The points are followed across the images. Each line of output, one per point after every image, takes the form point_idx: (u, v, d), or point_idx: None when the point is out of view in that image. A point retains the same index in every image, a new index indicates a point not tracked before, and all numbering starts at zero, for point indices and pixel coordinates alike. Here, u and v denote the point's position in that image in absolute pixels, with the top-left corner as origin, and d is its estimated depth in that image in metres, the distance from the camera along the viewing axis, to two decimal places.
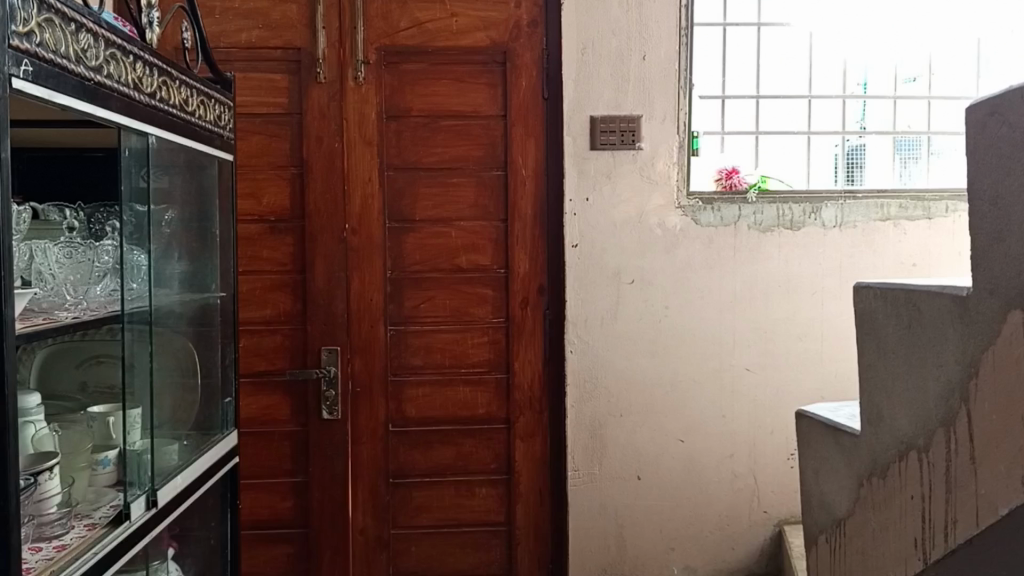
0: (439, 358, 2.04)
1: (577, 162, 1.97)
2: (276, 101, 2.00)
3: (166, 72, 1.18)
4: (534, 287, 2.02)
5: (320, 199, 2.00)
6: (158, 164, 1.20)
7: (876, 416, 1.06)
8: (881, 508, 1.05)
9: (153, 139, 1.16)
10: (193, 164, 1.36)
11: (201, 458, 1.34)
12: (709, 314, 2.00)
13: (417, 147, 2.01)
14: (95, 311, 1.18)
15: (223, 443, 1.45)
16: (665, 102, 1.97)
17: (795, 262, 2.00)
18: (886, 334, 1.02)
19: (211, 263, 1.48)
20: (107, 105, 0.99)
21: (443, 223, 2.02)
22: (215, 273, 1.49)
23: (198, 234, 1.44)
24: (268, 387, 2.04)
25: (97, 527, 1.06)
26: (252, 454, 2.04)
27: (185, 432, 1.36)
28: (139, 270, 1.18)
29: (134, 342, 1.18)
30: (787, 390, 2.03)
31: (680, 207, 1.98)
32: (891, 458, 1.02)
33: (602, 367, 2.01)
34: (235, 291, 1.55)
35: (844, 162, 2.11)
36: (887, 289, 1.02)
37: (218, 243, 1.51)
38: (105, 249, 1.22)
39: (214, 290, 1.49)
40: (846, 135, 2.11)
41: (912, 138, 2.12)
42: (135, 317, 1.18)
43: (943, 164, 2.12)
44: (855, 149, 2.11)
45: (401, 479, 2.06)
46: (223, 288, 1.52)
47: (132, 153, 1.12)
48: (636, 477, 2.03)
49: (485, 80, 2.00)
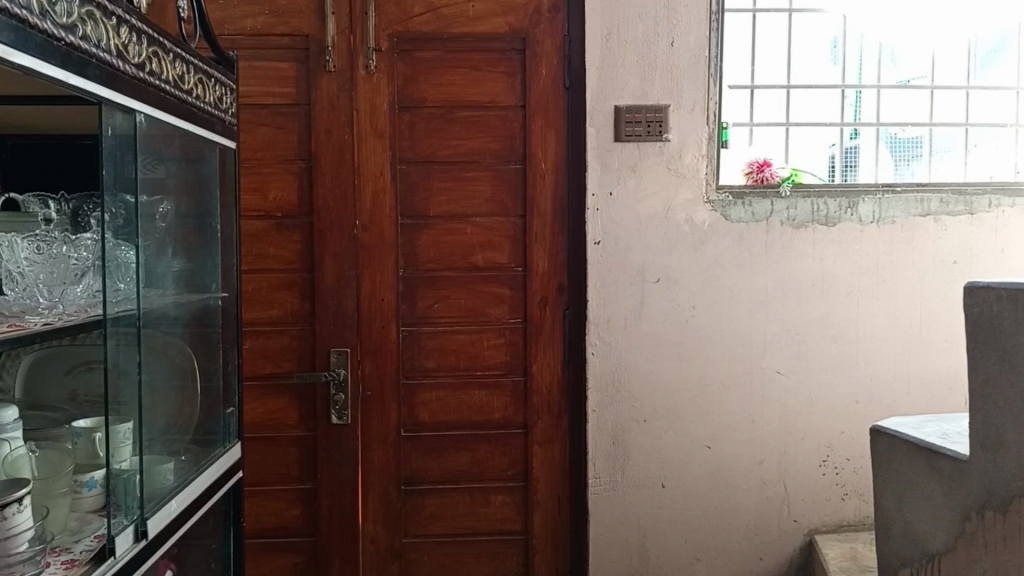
0: (453, 360, 1.95)
1: (600, 155, 1.86)
2: (283, 91, 1.91)
3: (158, 43, 1.08)
4: (554, 286, 1.92)
5: (330, 194, 1.91)
6: (147, 152, 1.12)
7: (995, 440, 1.08)
8: (999, 549, 1.08)
9: (140, 118, 1.06)
10: (189, 150, 1.27)
11: (201, 475, 1.26)
12: (738, 314, 1.89)
13: (431, 140, 1.91)
14: (77, 315, 1.07)
15: (225, 456, 1.36)
16: (693, 91, 1.87)
17: (830, 260, 1.89)
18: (1014, 345, 1.04)
19: (213, 261, 1.39)
20: (83, 72, 0.89)
21: (459, 219, 1.93)
22: (216, 271, 1.40)
23: (195, 229, 1.36)
24: (274, 390, 1.95)
25: (77, 565, 0.97)
26: (257, 459, 1.96)
27: (181, 446, 1.28)
28: (127, 267, 1.09)
29: (121, 348, 1.09)
30: (822, 394, 1.91)
31: (708, 202, 1.88)
32: (1013, 491, 1.05)
33: (625, 369, 1.90)
34: (238, 290, 1.45)
35: (840, 163, 2.00)
36: (1019, 292, 1.03)
37: (218, 240, 1.41)
38: (87, 244, 1.14)
39: (215, 290, 1.40)
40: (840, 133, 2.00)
41: (909, 138, 2.01)
42: (122, 320, 1.09)
43: (943, 164, 2.01)
44: (850, 150, 2.00)
45: (413, 487, 1.97)
46: (223, 288, 1.42)
47: (116, 134, 1.02)
48: (660, 485, 1.92)
49: (503, 69, 1.91)
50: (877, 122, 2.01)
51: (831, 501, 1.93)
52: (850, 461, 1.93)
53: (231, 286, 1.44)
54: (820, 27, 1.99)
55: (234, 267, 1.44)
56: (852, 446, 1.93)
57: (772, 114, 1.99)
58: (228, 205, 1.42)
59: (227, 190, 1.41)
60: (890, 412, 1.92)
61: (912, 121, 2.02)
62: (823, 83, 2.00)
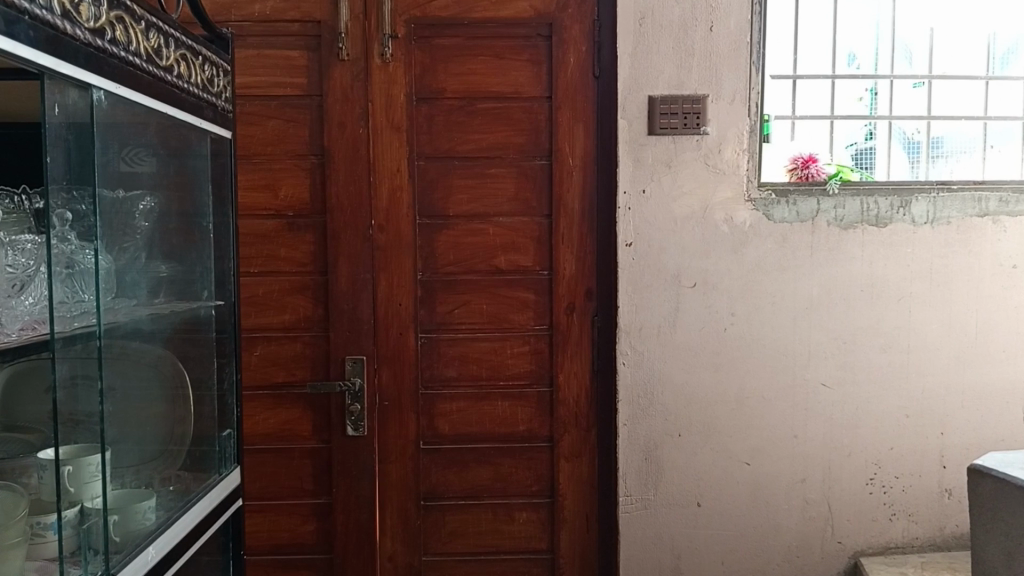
0: (474, 369, 1.84)
1: (632, 150, 1.74)
2: (293, 82, 1.81)
3: (123, 8, 0.92)
4: (581, 291, 1.81)
5: (344, 192, 1.81)
6: (108, 140, 0.97)
7: None
8: None
9: (101, 94, 0.90)
10: (171, 137, 1.13)
11: (187, 513, 1.11)
12: (780, 322, 1.76)
13: (451, 134, 1.80)
14: (19, 337, 0.93)
15: (221, 486, 1.24)
16: (734, 79, 1.73)
17: (880, 264, 1.75)
18: None
19: (206, 267, 1.27)
20: (9, 31, 0.71)
21: (480, 219, 1.82)
22: (210, 276, 1.27)
23: (183, 230, 1.23)
24: (286, 400, 1.86)
25: None
26: (270, 472, 1.87)
27: (171, 472, 1.19)
28: (89, 275, 0.95)
29: (82, 366, 0.94)
30: (871, 408, 1.78)
31: (749, 201, 1.75)
32: None
33: (658, 381, 1.78)
34: (235, 299, 1.30)
35: (887, 158, 1.85)
36: None
37: (212, 239, 1.27)
38: (26, 247, 0.98)
39: (208, 298, 1.27)
40: (887, 127, 1.85)
41: (955, 135, 1.86)
42: (79, 337, 0.93)
43: (999, 159, 1.87)
44: (895, 144, 1.85)
45: (433, 502, 1.86)
46: (219, 296, 1.28)
47: (64, 114, 0.87)
48: (695, 504, 1.80)
49: (527, 57, 1.78)
50: (927, 114, 1.85)
51: (878, 521, 1.80)
52: (899, 479, 1.79)
53: (228, 294, 1.29)
54: (865, 11, 1.85)
55: (231, 271, 1.29)
56: (901, 463, 1.79)
57: (816, 105, 1.84)
58: (224, 203, 1.28)
59: (224, 186, 1.28)
60: (942, 428, 1.78)
61: (965, 113, 1.87)
62: (870, 73, 1.85)
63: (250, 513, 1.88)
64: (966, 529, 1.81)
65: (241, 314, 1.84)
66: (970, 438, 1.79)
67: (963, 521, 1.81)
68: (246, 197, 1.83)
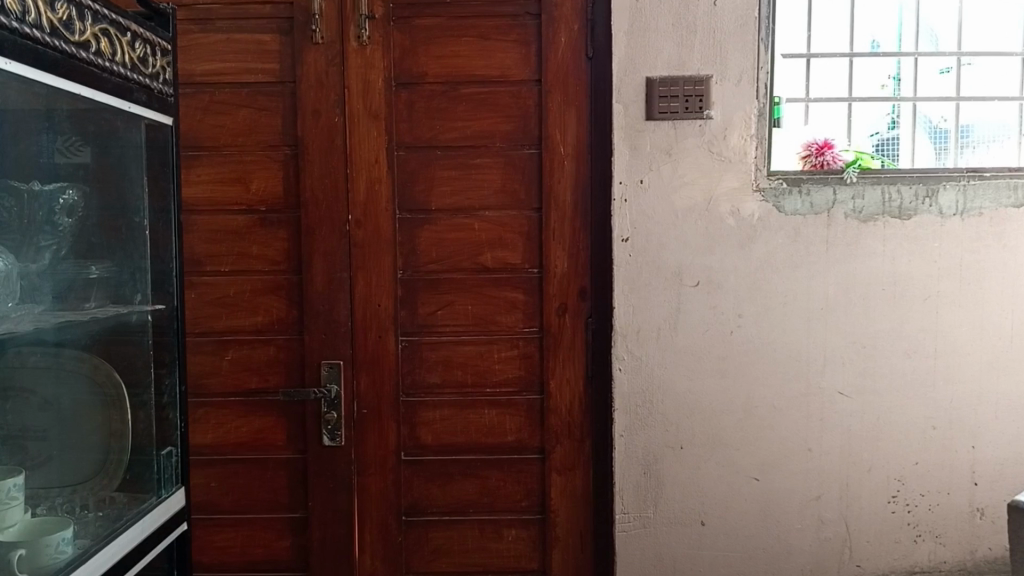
0: (459, 376, 1.70)
1: (628, 136, 1.59)
2: (265, 68, 1.69)
3: None
4: (574, 291, 1.66)
5: (318, 184, 1.69)
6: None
7: None
8: None
9: None
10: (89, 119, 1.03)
11: (111, 545, 1.01)
12: (792, 324, 1.60)
13: (433, 121, 1.67)
14: None
15: (159, 511, 1.14)
16: (740, 58, 1.58)
17: (904, 260, 1.58)
18: None
19: (140, 266, 1.19)
20: None
21: (465, 213, 1.68)
22: (145, 277, 1.19)
23: (106, 223, 1.17)
24: (260, 408, 1.74)
25: None
26: (243, 484, 1.75)
27: (108, 493, 1.13)
28: None
29: None
30: (893, 420, 1.61)
31: (758, 190, 1.59)
32: None
33: (657, 388, 1.63)
34: (178, 303, 1.21)
35: (913, 145, 1.68)
36: None
37: (150, 237, 1.18)
38: None
39: (141, 303, 1.18)
40: (913, 111, 1.68)
41: (987, 118, 1.69)
42: None
43: None
44: (923, 130, 1.68)
45: (416, 518, 1.73)
46: (158, 299, 1.19)
47: None
48: (699, 522, 1.65)
49: (515, 37, 1.65)
50: (957, 95, 1.69)
51: (902, 543, 1.63)
52: (924, 497, 1.62)
53: (168, 298, 1.20)
54: None
55: (173, 271, 1.21)
56: (926, 480, 1.62)
57: (832, 86, 1.68)
58: (164, 196, 1.20)
59: (162, 179, 1.19)
60: (973, 441, 1.61)
61: (999, 95, 1.70)
62: (893, 50, 1.68)
63: (223, 528, 1.76)
64: (1001, 552, 1.64)
65: (212, 315, 1.73)
66: (1004, 453, 1.62)
67: (997, 544, 1.64)
68: (217, 191, 1.72)
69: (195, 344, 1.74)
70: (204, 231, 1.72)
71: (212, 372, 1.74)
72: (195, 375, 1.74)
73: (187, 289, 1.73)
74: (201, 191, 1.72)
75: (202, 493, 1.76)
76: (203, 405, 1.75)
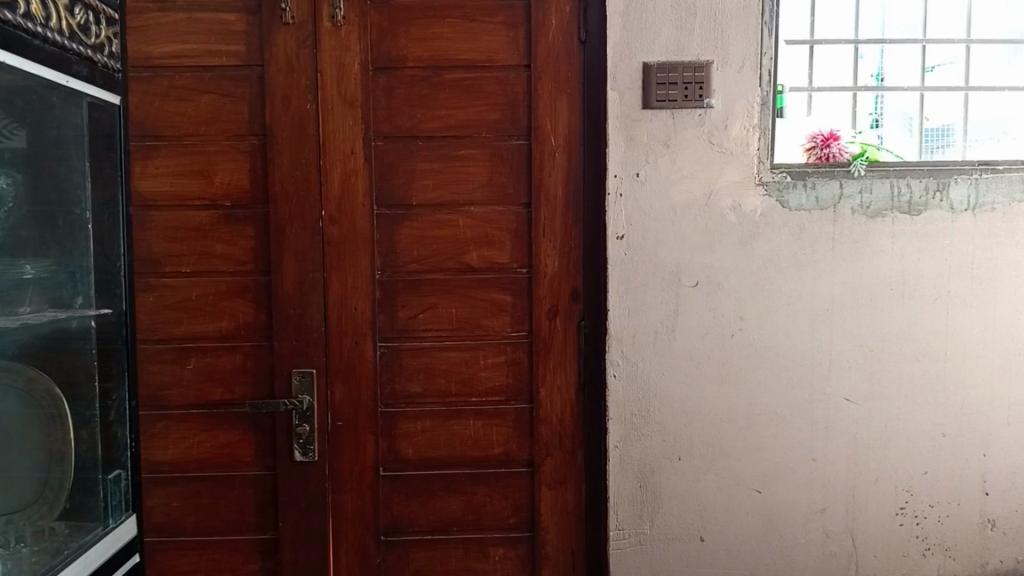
0: (442, 384, 1.58)
1: (623, 126, 1.49)
2: (230, 50, 1.56)
3: None
4: (566, 292, 1.55)
5: (289, 177, 1.56)
6: None
7: None
8: None
9: None
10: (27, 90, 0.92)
11: None
12: (796, 327, 1.50)
13: (414, 110, 1.55)
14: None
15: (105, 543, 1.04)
16: (743, 43, 1.49)
17: (913, 258, 1.49)
18: None
19: (81, 265, 1.08)
20: None
21: (448, 209, 1.56)
22: (89, 279, 1.09)
23: (42, 218, 1.07)
24: (224, 421, 1.60)
25: None
26: (208, 503, 1.61)
27: (47, 523, 1.04)
28: None
29: None
30: (902, 427, 1.52)
31: (761, 184, 1.49)
32: None
33: (655, 396, 1.52)
34: (126, 307, 1.11)
35: (922, 137, 1.61)
36: None
37: (93, 233, 1.07)
38: None
39: (84, 307, 1.08)
40: (921, 101, 1.61)
41: (995, 109, 1.63)
42: None
43: None
44: (931, 122, 1.61)
45: (395, 537, 1.60)
46: (103, 304, 1.10)
47: None
48: (698, 539, 1.54)
49: (502, 19, 1.54)
50: (965, 85, 1.62)
51: (911, 558, 1.54)
52: (934, 509, 1.54)
53: (115, 301, 1.10)
54: None
55: (119, 271, 1.10)
56: (936, 490, 1.53)
57: (836, 75, 1.60)
58: (111, 186, 1.08)
59: (106, 167, 1.08)
60: (984, 449, 1.53)
61: (1010, 86, 1.63)
62: (899, 38, 1.61)
63: (184, 552, 1.62)
64: (1012, 565, 1.56)
65: (172, 320, 1.59)
66: (1016, 460, 1.54)
67: (1008, 556, 1.56)
68: (177, 185, 1.58)
69: (153, 352, 1.59)
70: (163, 229, 1.58)
71: (173, 381, 1.60)
72: (154, 385, 1.60)
73: (145, 292, 1.58)
74: (160, 185, 1.58)
75: (162, 514, 1.61)
76: (163, 418, 1.60)
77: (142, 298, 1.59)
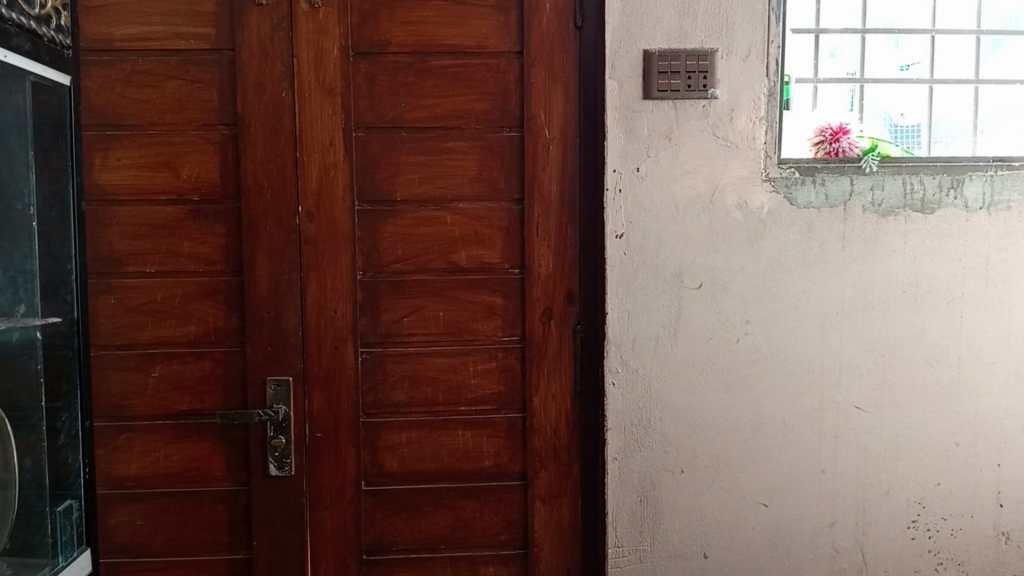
0: (428, 392, 1.48)
1: (623, 117, 1.40)
2: (198, 33, 1.44)
3: None
4: (561, 294, 1.46)
5: (263, 171, 1.44)
6: None
7: None
8: None
9: None
10: None
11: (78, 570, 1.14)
12: (804, 331, 1.43)
13: (398, 98, 1.44)
14: None
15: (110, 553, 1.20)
16: (749, 30, 1.40)
17: (927, 259, 1.42)
18: None
19: (22, 267, 1.11)
20: None
21: (435, 205, 1.46)
22: (27, 280, 1.11)
23: None
24: (193, 433, 1.49)
25: None
26: (176, 521, 1.50)
27: None
28: None
29: None
30: (913, 436, 1.45)
31: (768, 180, 1.41)
32: None
33: (656, 405, 1.44)
34: (75, 315, 1.17)
35: (931, 131, 1.54)
36: None
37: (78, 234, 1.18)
38: None
39: (24, 316, 1.11)
40: (930, 94, 1.54)
41: (1006, 103, 1.56)
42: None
43: None
44: (941, 116, 1.54)
45: (378, 556, 1.50)
46: (54, 311, 1.15)
47: None
48: (702, 556, 1.46)
49: (493, 2, 1.44)
50: (975, 78, 1.55)
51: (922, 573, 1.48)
52: (947, 522, 1.47)
53: (65, 308, 1.16)
54: None
55: (75, 267, 1.17)
56: (949, 502, 1.47)
57: (844, 66, 1.52)
58: (60, 178, 1.14)
59: (55, 160, 1.13)
60: (998, 458, 1.47)
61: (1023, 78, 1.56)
62: (908, 27, 1.53)
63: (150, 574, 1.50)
64: None
65: (136, 324, 1.47)
66: None
67: None
68: (140, 178, 1.46)
69: (115, 359, 1.47)
70: (126, 226, 1.46)
71: (137, 391, 1.48)
72: (116, 394, 1.48)
73: (106, 293, 1.46)
74: (121, 178, 1.46)
75: (125, 534, 1.49)
76: (126, 431, 1.48)
77: (103, 300, 1.46)
